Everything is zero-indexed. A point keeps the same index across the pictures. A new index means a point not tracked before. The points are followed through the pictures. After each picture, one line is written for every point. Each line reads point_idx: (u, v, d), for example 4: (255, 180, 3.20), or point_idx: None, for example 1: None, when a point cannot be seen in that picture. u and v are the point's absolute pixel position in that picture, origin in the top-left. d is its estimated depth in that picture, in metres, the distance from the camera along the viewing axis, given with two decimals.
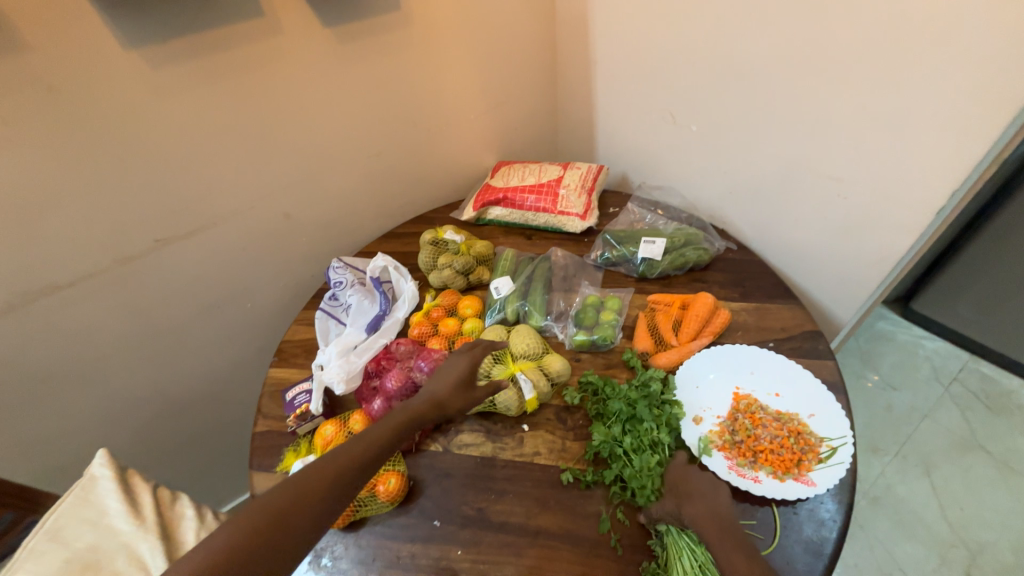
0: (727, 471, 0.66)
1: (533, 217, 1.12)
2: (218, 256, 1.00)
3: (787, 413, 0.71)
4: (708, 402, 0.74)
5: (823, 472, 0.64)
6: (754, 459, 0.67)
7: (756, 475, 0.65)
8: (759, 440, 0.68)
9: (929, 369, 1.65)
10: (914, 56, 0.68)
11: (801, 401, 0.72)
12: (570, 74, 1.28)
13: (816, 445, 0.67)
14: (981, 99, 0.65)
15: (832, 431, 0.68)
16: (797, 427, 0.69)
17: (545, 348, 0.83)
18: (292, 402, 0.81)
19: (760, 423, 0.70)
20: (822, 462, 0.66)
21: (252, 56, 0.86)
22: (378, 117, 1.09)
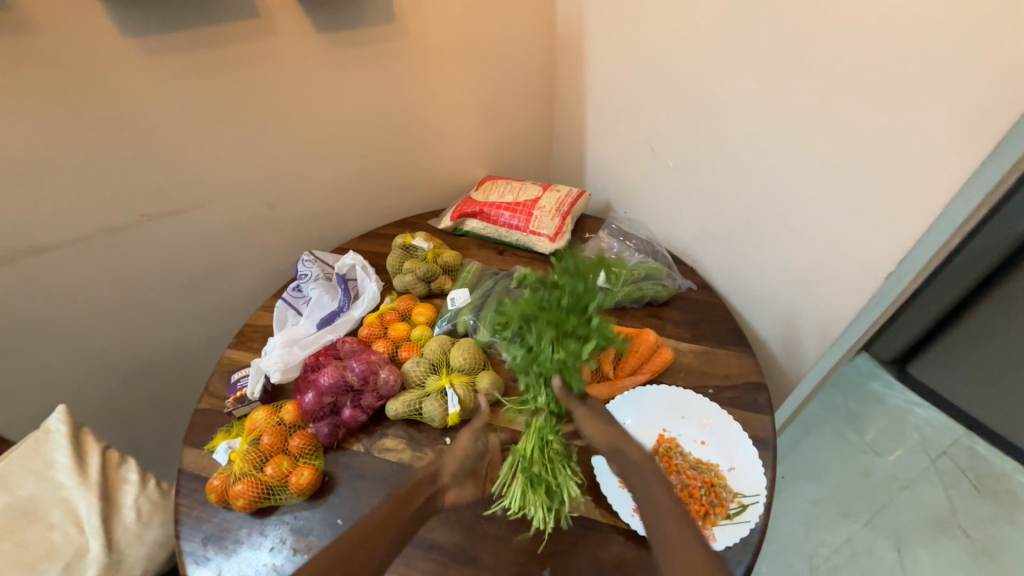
0: (629, 514, 0.65)
1: (506, 233, 1.13)
2: (201, 236, 1.05)
3: (706, 463, 0.70)
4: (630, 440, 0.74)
5: (726, 529, 0.63)
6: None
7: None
8: None
9: (917, 438, 1.57)
10: (873, 115, 0.67)
11: (725, 453, 0.71)
12: (565, 98, 1.30)
13: (726, 500, 0.66)
14: (934, 165, 0.63)
15: (746, 488, 0.67)
16: (712, 478, 0.68)
17: (483, 364, 0.84)
18: (235, 384, 0.84)
19: (674, 469, 0.69)
20: (728, 518, 0.64)
21: (248, 53, 0.92)
22: (369, 122, 1.13)
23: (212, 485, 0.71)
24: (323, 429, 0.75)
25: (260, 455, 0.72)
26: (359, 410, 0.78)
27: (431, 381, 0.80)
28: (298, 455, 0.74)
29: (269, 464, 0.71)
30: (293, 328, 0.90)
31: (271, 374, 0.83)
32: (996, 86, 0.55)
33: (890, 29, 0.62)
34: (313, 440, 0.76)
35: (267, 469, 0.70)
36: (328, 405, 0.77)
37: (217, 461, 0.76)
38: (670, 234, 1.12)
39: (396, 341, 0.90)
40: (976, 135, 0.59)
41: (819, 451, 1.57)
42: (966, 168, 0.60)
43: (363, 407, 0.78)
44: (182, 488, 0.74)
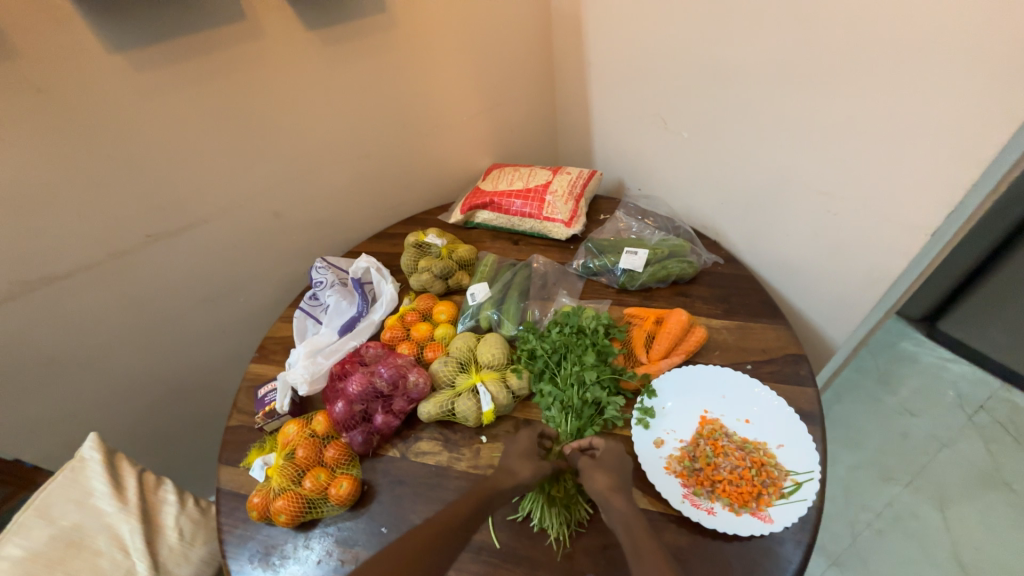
0: (680, 501, 0.63)
1: (519, 222, 1.10)
2: (211, 252, 1.03)
3: (753, 441, 0.67)
4: (671, 425, 0.72)
5: (781, 509, 0.61)
6: (710, 488, 0.64)
7: (709, 506, 0.62)
8: (717, 470, 0.65)
9: (953, 394, 1.54)
10: (903, 63, 0.63)
11: (771, 430, 0.69)
12: (566, 76, 1.26)
13: (779, 479, 0.63)
14: (977, 110, 0.59)
15: (799, 465, 0.64)
16: (762, 457, 0.65)
17: (512, 359, 0.82)
18: (263, 398, 0.83)
19: (721, 451, 0.67)
20: (783, 497, 0.62)
21: (238, 58, 0.88)
22: (368, 119, 1.10)
23: (251, 503, 0.70)
24: (357, 437, 0.74)
25: (297, 469, 0.71)
26: (391, 416, 0.76)
27: (462, 380, 0.79)
28: (335, 467, 0.73)
29: (307, 478, 0.70)
30: (315, 337, 0.89)
31: (298, 387, 0.81)
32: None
33: None
34: (348, 449, 0.75)
35: (305, 483, 0.69)
36: (360, 413, 0.76)
37: (253, 477, 0.75)
38: (688, 208, 1.08)
39: (420, 343, 0.88)
40: (1022, 74, 0.54)
41: (854, 415, 1.54)
42: (1014, 109, 0.56)
43: (394, 412, 0.76)
44: (222, 508, 0.74)
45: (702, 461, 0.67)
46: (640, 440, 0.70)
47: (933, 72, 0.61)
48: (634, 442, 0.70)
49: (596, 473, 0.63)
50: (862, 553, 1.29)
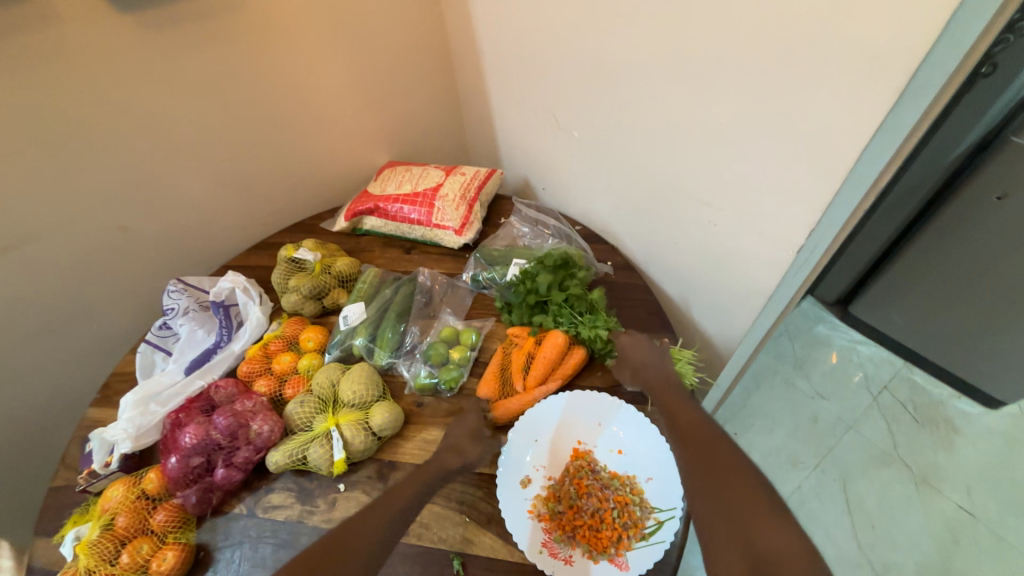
0: (537, 552, 0.58)
1: (408, 229, 1.02)
2: (39, 277, 0.88)
3: (621, 478, 0.65)
4: (542, 460, 0.67)
5: (639, 553, 0.58)
6: (570, 535, 0.61)
7: (566, 555, 0.59)
8: (579, 513, 0.62)
9: (859, 377, 1.60)
10: (764, 65, 0.58)
11: (642, 463, 0.66)
12: (463, 63, 1.15)
13: (640, 519, 0.61)
14: (833, 124, 0.55)
15: (662, 501, 0.62)
16: (627, 494, 0.63)
17: (380, 392, 0.75)
18: (88, 454, 0.72)
19: (586, 492, 0.64)
20: (644, 540, 0.59)
21: (32, 48, 0.73)
22: (227, 115, 0.96)
23: None
24: (191, 497, 0.65)
25: (113, 542, 0.62)
26: (234, 469, 0.67)
27: (319, 421, 0.70)
28: (163, 534, 0.64)
29: (124, 552, 0.61)
30: (153, 379, 0.78)
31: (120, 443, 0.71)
32: (885, 28, 0.46)
33: None
34: (181, 512, 0.66)
35: (121, 558, 0.60)
36: (198, 467, 0.67)
37: (64, 554, 0.64)
38: (588, 208, 1.02)
39: (282, 375, 0.79)
40: (869, 88, 0.50)
41: (771, 401, 1.58)
42: (863, 126, 0.53)
43: (237, 465, 0.67)
44: None
45: (566, 503, 0.63)
46: (504, 480, 0.65)
47: (789, 77, 0.56)
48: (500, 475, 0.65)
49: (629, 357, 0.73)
50: None
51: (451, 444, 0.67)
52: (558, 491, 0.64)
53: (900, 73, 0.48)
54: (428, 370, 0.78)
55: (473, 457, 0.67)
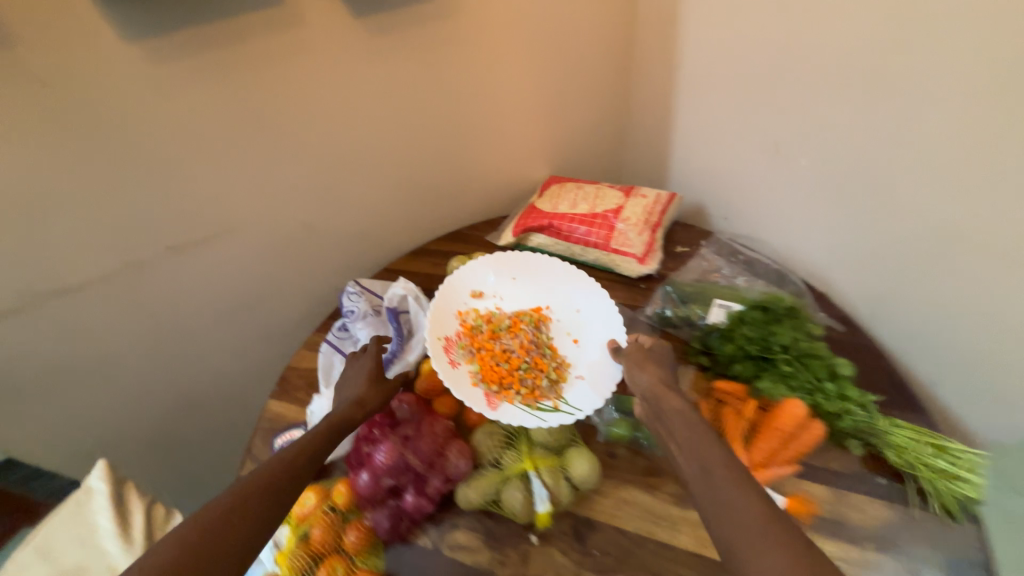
0: (435, 338, 0.77)
1: (581, 251, 0.94)
2: (235, 264, 0.93)
3: (555, 353, 0.77)
4: (504, 298, 0.85)
5: (510, 407, 0.69)
6: (472, 351, 0.77)
7: (456, 359, 0.75)
8: (507, 342, 0.77)
9: None
10: None
11: (585, 361, 0.77)
12: (646, 76, 1.07)
13: (540, 395, 0.72)
14: None
15: (572, 398, 0.71)
16: (551, 367, 0.74)
17: (571, 435, 0.68)
18: None
19: (517, 333, 0.78)
20: (528, 405, 0.70)
21: (274, 50, 0.77)
22: (416, 121, 0.96)
23: None
24: (384, 521, 0.63)
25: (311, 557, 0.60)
26: (425, 498, 0.64)
27: (511, 460, 0.65)
28: (355, 556, 0.61)
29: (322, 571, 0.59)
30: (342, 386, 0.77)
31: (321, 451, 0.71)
32: None
33: None
34: (370, 534, 0.63)
35: None
36: (388, 487, 0.64)
37: (261, 556, 0.64)
38: (802, 248, 0.88)
39: (462, 398, 0.75)
40: None
41: None
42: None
43: (428, 494, 0.64)
44: None
45: (490, 330, 0.79)
46: (456, 288, 0.84)
47: None
48: (457, 302, 0.82)
49: (643, 367, 0.67)
50: None
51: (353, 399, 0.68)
52: (498, 322, 0.79)
53: None
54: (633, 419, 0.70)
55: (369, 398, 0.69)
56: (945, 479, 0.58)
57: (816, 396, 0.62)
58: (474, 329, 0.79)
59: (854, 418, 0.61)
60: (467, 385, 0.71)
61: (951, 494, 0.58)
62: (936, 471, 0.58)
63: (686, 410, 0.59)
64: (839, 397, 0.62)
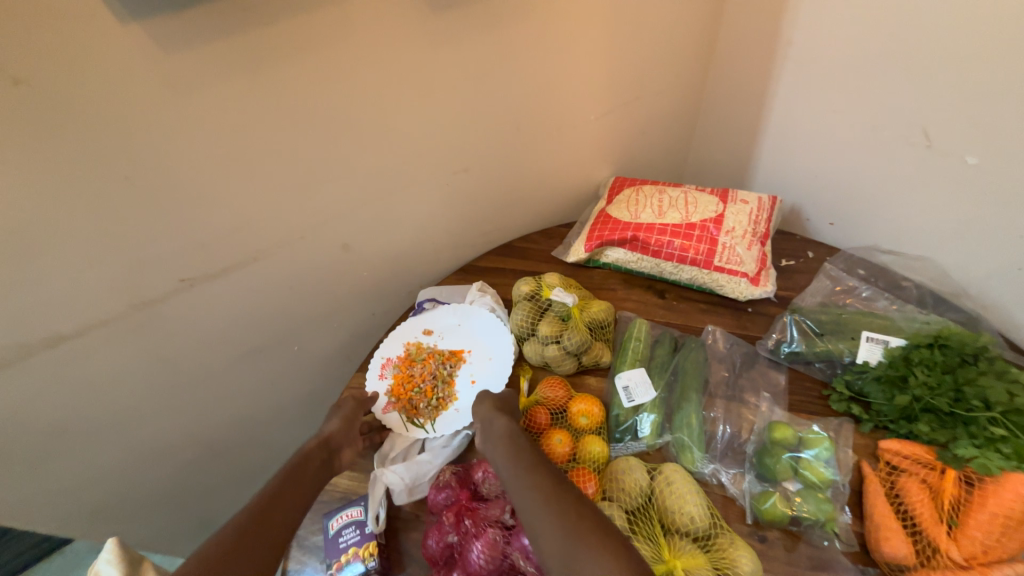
0: (378, 352, 0.79)
1: (672, 269, 0.79)
2: (262, 296, 0.78)
3: (449, 388, 0.74)
4: (446, 334, 0.81)
5: (393, 417, 0.71)
6: (397, 367, 0.77)
7: (383, 371, 0.77)
8: (413, 367, 0.76)
9: None
10: None
11: (467, 397, 0.72)
12: (734, 59, 0.91)
13: (416, 414, 0.72)
14: None
15: (440, 427, 0.70)
16: (435, 395, 0.73)
17: (712, 518, 0.54)
18: (337, 538, 0.59)
19: (427, 363, 0.76)
20: (404, 418, 0.72)
21: (308, 33, 0.60)
22: (471, 119, 0.79)
23: None
24: None
25: None
26: None
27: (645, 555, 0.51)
28: None
29: None
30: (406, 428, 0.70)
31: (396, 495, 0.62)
32: None
33: None
34: None
35: None
36: None
37: None
38: (972, 262, 0.72)
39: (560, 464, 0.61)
40: None
41: None
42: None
43: None
44: None
45: (412, 357, 0.78)
46: (417, 321, 0.83)
47: None
48: (392, 330, 0.82)
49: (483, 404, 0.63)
50: None
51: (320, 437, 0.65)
52: (414, 350, 0.78)
53: None
54: (786, 491, 0.55)
55: (337, 431, 0.66)
56: None
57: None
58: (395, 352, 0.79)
59: None
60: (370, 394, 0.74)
61: None
62: None
63: (511, 435, 0.58)
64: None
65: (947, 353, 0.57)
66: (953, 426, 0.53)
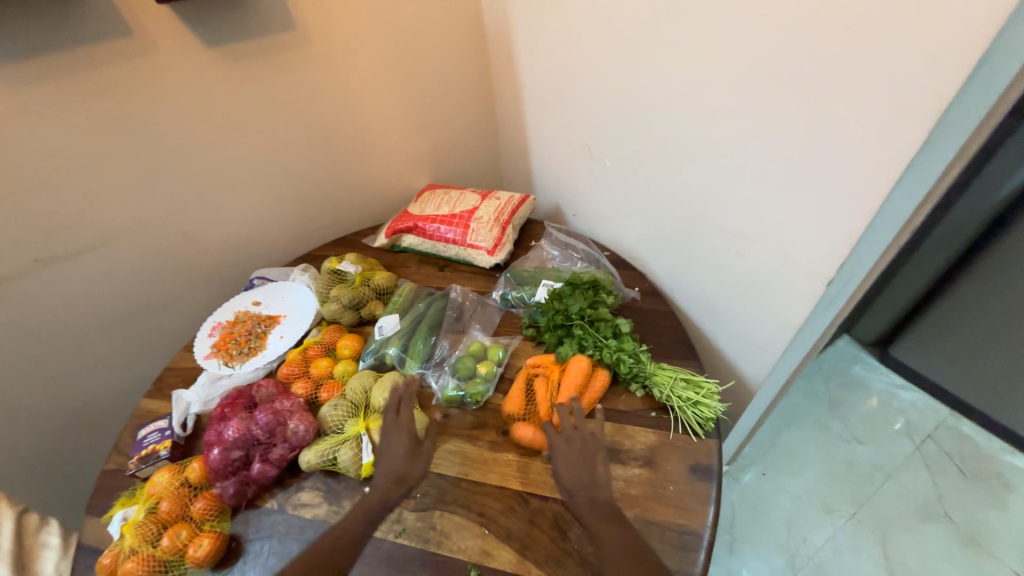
0: (212, 318, 1.00)
1: (443, 248, 1.06)
2: (111, 276, 0.98)
3: (260, 341, 0.94)
4: (269, 304, 1.02)
5: (210, 360, 0.91)
6: (224, 328, 0.97)
7: (213, 331, 0.98)
8: (236, 327, 0.97)
9: (857, 420, 1.52)
10: (781, 103, 0.61)
11: (272, 347, 0.93)
12: (503, 96, 1.23)
13: (228, 359, 0.91)
14: (851, 160, 0.57)
15: (245, 367, 0.89)
16: (247, 345, 0.93)
17: (409, 401, 0.78)
18: (142, 440, 0.79)
19: (247, 324, 0.97)
20: (219, 362, 0.91)
21: (129, 77, 0.84)
22: (286, 139, 1.05)
23: (100, 565, 0.64)
24: (229, 488, 0.69)
25: (156, 526, 0.66)
26: (270, 464, 0.71)
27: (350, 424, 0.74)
28: (201, 522, 0.67)
29: (165, 536, 0.64)
30: (217, 363, 0.90)
31: (194, 405, 0.84)
32: (898, 71, 0.49)
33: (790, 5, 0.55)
34: (218, 502, 0.69)
35: (162, 542, 0.64)
36: (239, 460, 0.71)
37: (110, 533, 0.69)
38: None
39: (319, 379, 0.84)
40: (898, 126, 0.51)
41: (802, 443, 1.48)
42: (885, 170, 0.54)
43: (273, 461, 0.71)
44: (78, 564, 0.68)
45: (238, 320, 0.98)
46: (249, 296, 1.04)
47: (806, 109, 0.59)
48: (228, 302, 1.03)
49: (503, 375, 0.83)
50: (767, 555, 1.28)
51: (392, 475, 0.70)
52: (240, 315, 0.99)
53: (924, 118, 0.49)
54: (462, 382, 0.80)
55: (415, 478, 0.70)
56: (685, 400, 0.72)
57: (600, 350, 0.78)
58: (226, 318, 1.00)
59: (628, 365, 0.76)
60: (199, 346, 0.94)
61: (695, 419, 0.71)
62: (684, 399, 0.73)
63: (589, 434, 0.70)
64: (617, 349, 0.77)
65: (571, 288, 0.87)
66: (562, 334, 0.82)
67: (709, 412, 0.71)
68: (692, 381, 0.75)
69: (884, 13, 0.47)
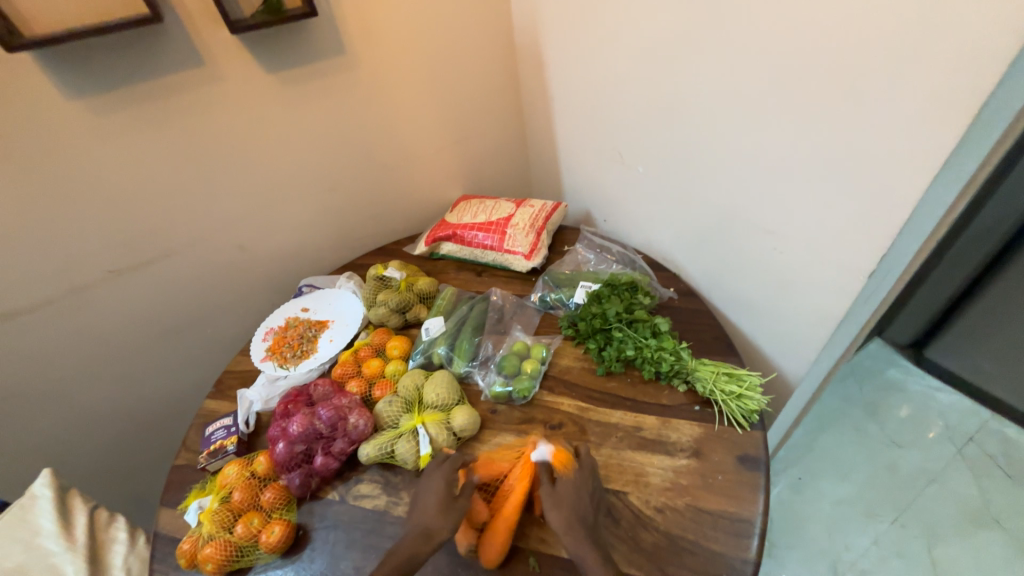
0: (265, 324, 1.05)
1: (481, 254, 1.11)
2: (174, 285, 1.05)
3: (311, 344, 0.99)
4: (318, 310, 1.08)
5: (266, 363, 0.96)
6: (277, 333, 1.03)
7: (267, 336, 1.03)
8: (288, 332, 1.02)
9: (895, 422, 1.50)
10: (816, 106, 0.64)
11: (323, 350, 0.98)
12: (534, 109, 1.28)
13: (283, 361, 0.96)
14: (888, 157, 0.59)
15: (300, 368, 0.94)
16: (300, 348, 0.98)
17: (459, 398, 0.82)
18: (209, 437, 0.84)
19: (298, 329, 1.02)
20: (275, 364, 0.96)
21: (198, 102, 0.92)
22: (333, 155, 1.12)
23: (182, 550, 0.69)
24: (295, 479, 0.73)
25: (229, 514, 0.70)
26: (331, 457, 0.75)
27: (405, 420, 0.77)
28: (270, 511, 0.71)
29: (239, 524, 0.69)
30: (273, 365, 0.96)
31: (255, 404, 0.89)
32: (938, 71, 0.51)
33: (824, 13, 0.58)
34: (285, 493, 0.73)
35: (237, 529, 0.68)
36: (301, 454, 0.74)
37: (188, 521, 0.73)
38: None
39: (371, 378, 0.88)
40: (937, 124, 0.53)
41: (840, 447, 1.46)
42: (924, 166, 0.56)
43: (334, 454, 0.75)
44: (156, 552, 0.73)
45: (289, 325, 1.04)
46: (298, 302, 1.10)
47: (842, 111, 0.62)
48: (279, 308, 1.09)
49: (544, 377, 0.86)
50: (809, 561, 1.26)
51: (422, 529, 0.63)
52: (292, 321, 1.05)
53: (961, 114, 0.51)
54: (508, 380, 0.83)
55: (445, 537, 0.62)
56: (728, 393, 0.74)
57: (641, 351, 0.80)
58: (279, 323, 1.05)
59: (669, 365, 0.78)
60: (255, 349, 0.99)
61: (738, 412, 0.73)
62: (726, 393, 0.75)
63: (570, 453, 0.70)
64: (657, 348, 0.80)
65: (609, 291, 0.90)
66: (602, 337, 0.85)
67: (752, 404, 0.73)
68: (734, 375, 0.76)
69: (918, 18, 0.51)
